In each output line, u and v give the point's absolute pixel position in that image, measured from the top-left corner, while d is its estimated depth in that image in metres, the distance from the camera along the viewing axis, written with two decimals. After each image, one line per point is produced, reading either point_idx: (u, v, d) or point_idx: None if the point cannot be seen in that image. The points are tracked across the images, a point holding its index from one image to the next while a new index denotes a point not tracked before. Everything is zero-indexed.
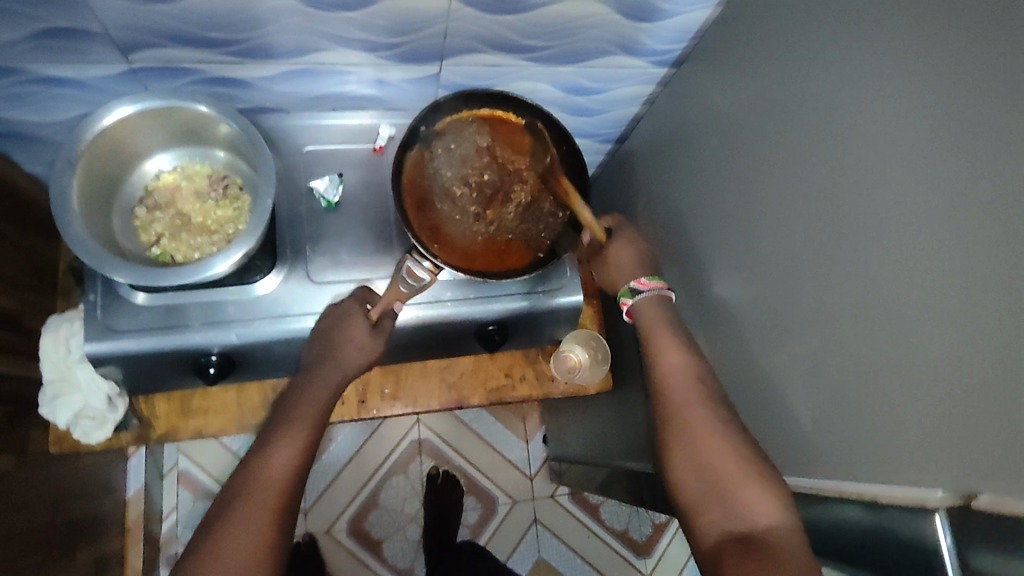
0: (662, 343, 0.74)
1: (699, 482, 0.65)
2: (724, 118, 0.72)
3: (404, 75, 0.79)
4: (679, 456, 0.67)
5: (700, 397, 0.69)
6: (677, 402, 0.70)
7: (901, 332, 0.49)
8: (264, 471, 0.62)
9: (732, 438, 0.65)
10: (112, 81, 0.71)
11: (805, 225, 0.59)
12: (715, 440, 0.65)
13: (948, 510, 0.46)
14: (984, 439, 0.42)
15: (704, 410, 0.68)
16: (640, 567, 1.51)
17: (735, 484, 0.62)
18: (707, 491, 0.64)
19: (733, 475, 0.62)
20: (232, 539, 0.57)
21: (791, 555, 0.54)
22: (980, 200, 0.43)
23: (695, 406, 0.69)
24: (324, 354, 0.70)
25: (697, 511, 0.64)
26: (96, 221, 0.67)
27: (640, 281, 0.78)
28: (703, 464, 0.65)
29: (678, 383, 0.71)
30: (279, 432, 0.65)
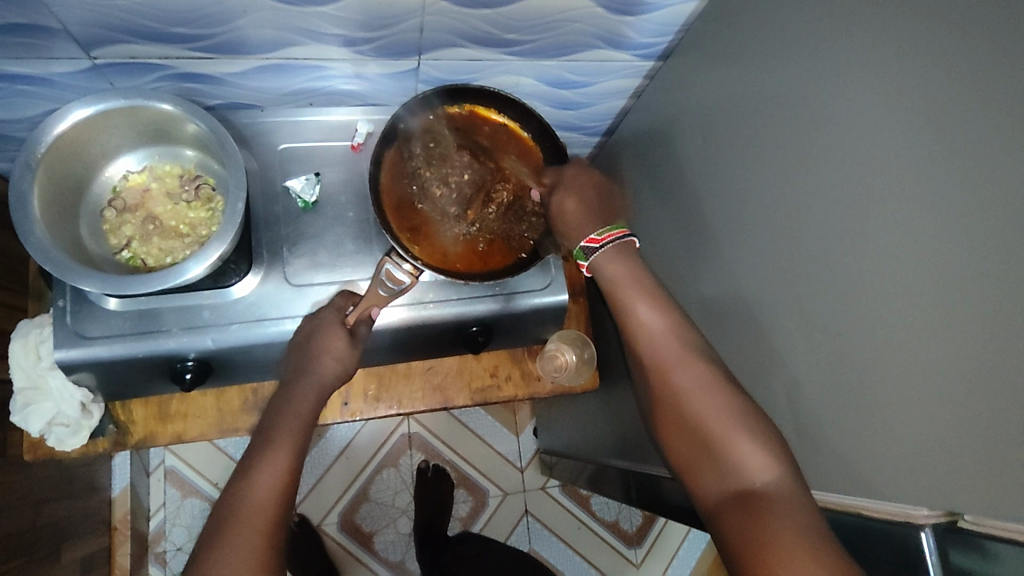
0: (632, 293, 0.67)
1: (690, 443, 0.60)
2: (712, 115, 0.70)
3: (381, 70, 0.76)
4: (669, 418, 0.63)
5: (679, 350, 0.63)
6: (656, 359, 0.64)
7: (891, 345, 0.47)
8: (251, 493, 0.59)
9: (717, 391, 0.59)
10: (77, 78, 0.68)
11: (792, 229, 0.57)
12: (699, 396, 0.60)
13: (934, 529, 0.45)
14: (972, 459, 0.41)
15: (685, 365, 0.62)
16: (631, 557, 1.51)
17: (725, 439, 0.57)
18: (700, 451, 0.59)
19: (722, 430, 0.57)
20: (222, 566, 0.55)
21: (791, 514, 0.50)
22: (972, 212, 0.41)
23: (675, 362, 0.62)
24: (304, 369, 0.69)
25: (693, 473, 0.60)
26: (60, 228, 0.65)
27: (590, 238, 0.68)
28: (691, 423, 0.60)
29: (655, 338, 0.65)
30: (263, 452, 0.63)
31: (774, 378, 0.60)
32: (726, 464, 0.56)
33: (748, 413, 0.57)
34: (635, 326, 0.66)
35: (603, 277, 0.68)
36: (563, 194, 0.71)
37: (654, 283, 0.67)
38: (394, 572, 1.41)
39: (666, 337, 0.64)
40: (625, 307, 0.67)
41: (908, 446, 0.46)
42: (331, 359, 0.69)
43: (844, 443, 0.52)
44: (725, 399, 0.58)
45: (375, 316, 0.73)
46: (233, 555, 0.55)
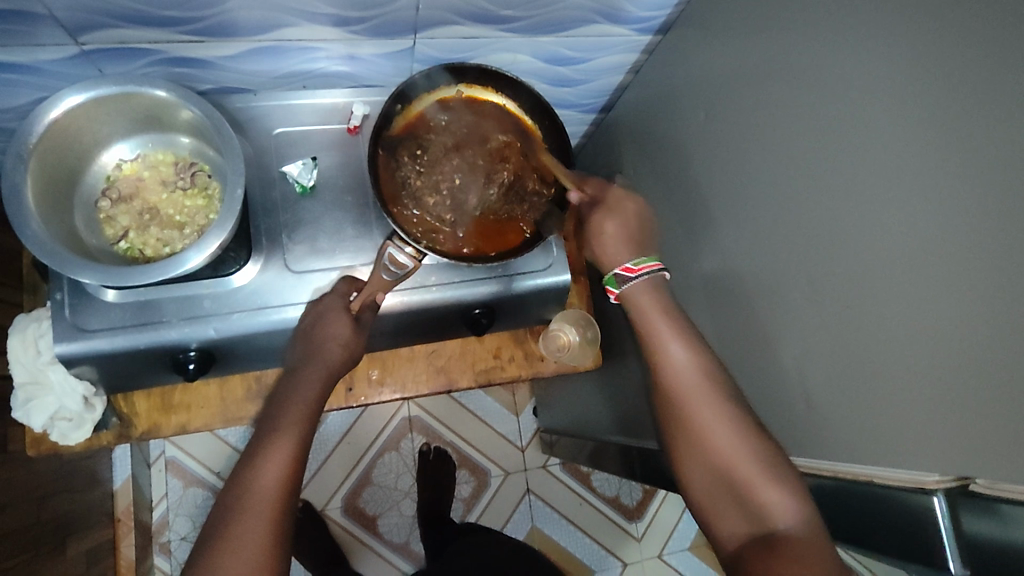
0: (660, 325, 0.66)
1: (711, 482, 0.61)
2: (712, 89, 0.69)
3: (376, 50, 0.74)
4: (688, 454, 0.63)
5: (704, 388, 0.62)
6: (680, 397, 0.63)
7: (894, 315, 0.47)
8: (258, 483, 0.60)
9: (744, 435, 0.59)
10: (65, 65, 0.66)
11: (794, 201, 0.57)
12: (723, 434, 0.60)
13: (946, 493, 0.46)
14: (977, 425, 0.41)
15: (711, 404, 0.61)
16: (632, 532, 1.52)
17: (751, 483, 0.57)
18: (723, 490, 0.60)
19: (747, 473, 0.58)
20: (227, 555, 0.55)
21: (815, 561, 0.50)
22: (978, 179, 0.41)
23: (700, 400, 0.62)
24: (310, 355, 0.68)
25: (711, 510, 0.61)
26: (55, 220, 0.64)
27: (625, 267, 0.69)
28: (713, 464, 0.60)
29: (680, 375, 0.64)
30: (268, 441, 0.63)
31: (776, 351, 0.61)
32: (751, 505, 0.57)
33: (774, 458, 0.58)
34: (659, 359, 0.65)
35: (632, 306, 0.69)
36: (605, 214, 0.71)
37: (681, 319, 0.67)
38: (399, 554, 1.42)
39: (692, 376, 0.63)
40: (653, 339, 0.66)
41: (913, 415, 0.46)
42: (336, 346, 0.69)
43: (848, 414, 0.53)
44: (752, 443, 0.59)
45: (380, 303, 0.73)
46: (237, 546, 0.56)
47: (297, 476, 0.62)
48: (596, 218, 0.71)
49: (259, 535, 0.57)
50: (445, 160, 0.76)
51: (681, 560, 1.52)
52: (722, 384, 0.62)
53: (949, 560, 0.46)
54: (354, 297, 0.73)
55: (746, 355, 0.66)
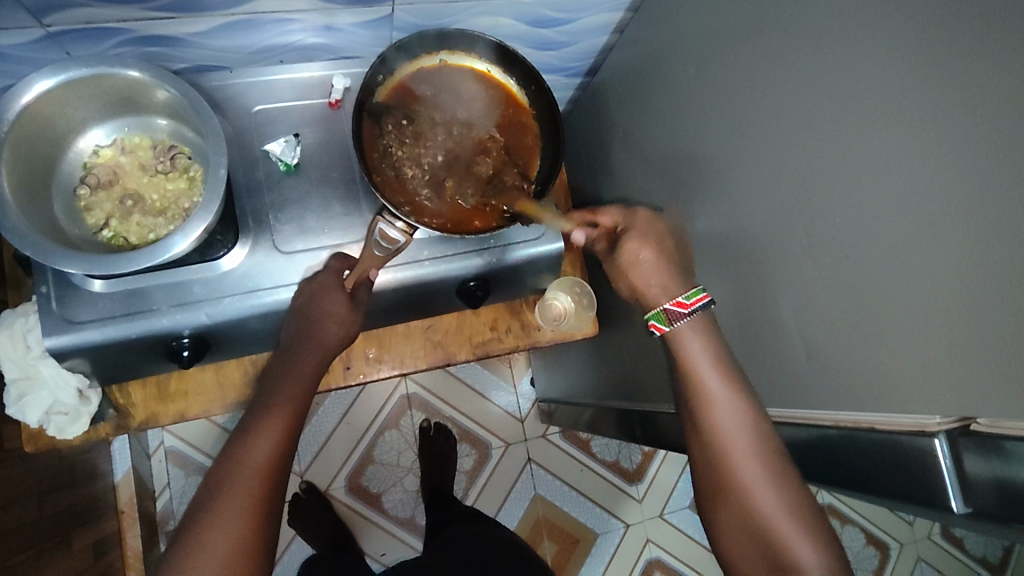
0: (710, 376, 0.65)
1: (741, 532, 0.61)
2: (700, 43, 0.68)
3: (354, 19, 0.72)
4: (723, 508, 0.63)
5: (754, 449, 0.62)
6: (725, 446, 0.63)
7: (892, 262, 0.47)
8: (247, 462, 0.59)
9: (791, 503, 0.59)
10: (31, 49, 0.63)
11: (786, 154, 0.57)
12: (764, 487, 0.60)
13: (946, 434, 0.47)
14: (979, 365, 0.42)
15: (757, 460, 0.61)
16: (634, 494, 1.55)
17: (788, 539, 0.58)
18: (751, 541, 0.61)
19: (784, 531, 0.58)
20: (214, 532, 0.56)
21: None
22: (975, 117, 0.40)
23: (751, 460, 0.61)
24: (307, 333, 0.68)
25: (736, 560, 0.62)
26: (34, 210, 0.62)
27: (677, 302, 0.68)
28: (754, 524, 0.60)
29: (726, 423, 0.63)
30: (261, 418, 0.63)
31: (774, 307, 0.61)
32: (779, 560, 0.58)
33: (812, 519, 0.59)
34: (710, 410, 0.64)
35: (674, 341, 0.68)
36: (635, 241, 0.73)
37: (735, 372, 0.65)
38: (404, 528, 1.44)
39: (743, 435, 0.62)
40: (702, 384, 0.65)
41: (914, 362, 0.46)
42: (331, 323, 0.68)
43: (846, 364, 0.53)
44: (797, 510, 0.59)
45: (374, 279, 0.73)
46: (224, 525, 0.56)
47: (285, 456, 0.62)
48: (632, 246, 0.72)
49: (243, 513, 0.57)
50: (433, 132, 0.75)
51: (682, 518, 1.55)
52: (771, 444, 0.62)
53: (950, 499, 0.48)
54: (348, 274, 0.72)
55: (741, 314, 0.66)
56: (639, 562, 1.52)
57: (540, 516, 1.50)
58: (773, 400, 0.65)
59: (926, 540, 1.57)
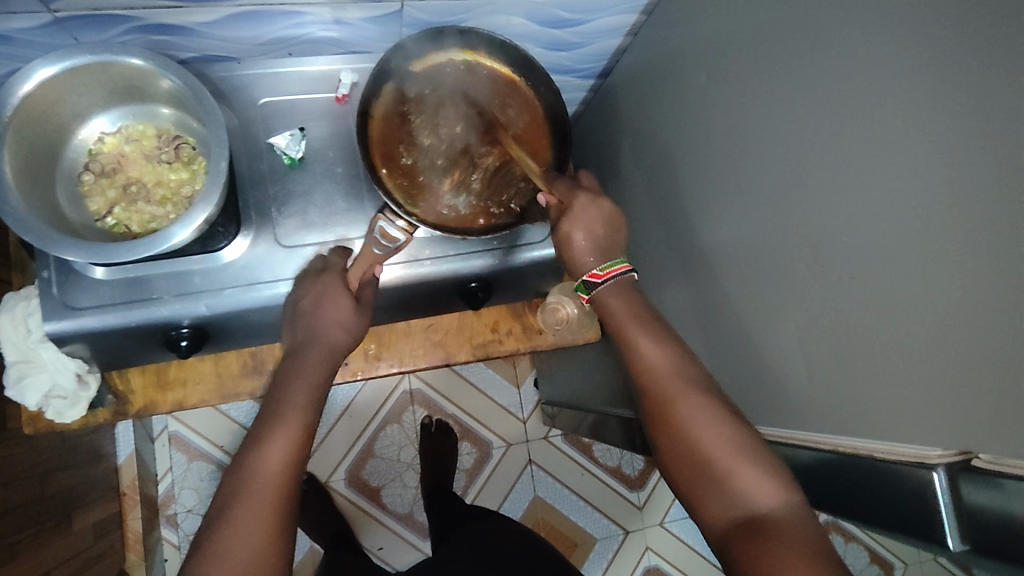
0: (631, 324, 0.63)
1: (689, 472, 0.56)
2: (714, 50, 0.66)
3: (363, 14, 0.71)
4: (677, 462, 0.57)
5: (687, 388, 0.58)
6: (658, 391, 0.59)
7: (898, 285, 0.45)
8: (262, 469, 0.57)
9: (722, 426, 0.56)
10: (39, 34, 0.63)
11: (796, 168, 0.55)
12: (699, 420, 0.56)
13: (947, 468, 0.45)
14: (984, 397, 0.40)
15: (685, 394, 0.58)
16: (633, 500, 1.54)
17: (727, 463, 0.54)
18: (699, 479, 0.55)
19: (724, 457, 0.54)
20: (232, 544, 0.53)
21: (803, 539, 0.48)
22: (988, 142, 0.38)
23: (678, 389, 0.58)
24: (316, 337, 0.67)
25: (695, 504, 0.56)
26: (35, 197, 0.62)
27: (592, 273, 0.67)
28: (692, 458, 0.56)
29: (654, 371, 0.60)
30: (271, 426, 0.60)
31: (777, 324, 0.59)
32: (729, 492, 0.53)
33: (749, 437, 0.55)
34: (636, 351, 0.62)
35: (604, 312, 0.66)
36: (571, 224, 0.67)
37: (653, 317, 0.64)
38: (403, 523, 1.44)
39: (670, 373, 0.60)
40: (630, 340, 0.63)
41: (918, 389, 0.45)
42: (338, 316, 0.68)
43: (850, 388, 0.51)
44: (730, 435, 0.55)
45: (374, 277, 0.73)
46: (242, 535, 0.53)
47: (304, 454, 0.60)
48: (563, 231, 0.68)
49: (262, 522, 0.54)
50: (429, 139, 0.75)
51: (681, 527, 1.53)
52: (693, 372, 0.59)
53: (948, 535, 0.45)
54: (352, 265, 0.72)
55: (743, 329, 0.65)
56: (637, 569, 1.50)
57: (539, 517, 1.49)
58: (771, 419, 0.63)
59: (931, 561, 1.54)
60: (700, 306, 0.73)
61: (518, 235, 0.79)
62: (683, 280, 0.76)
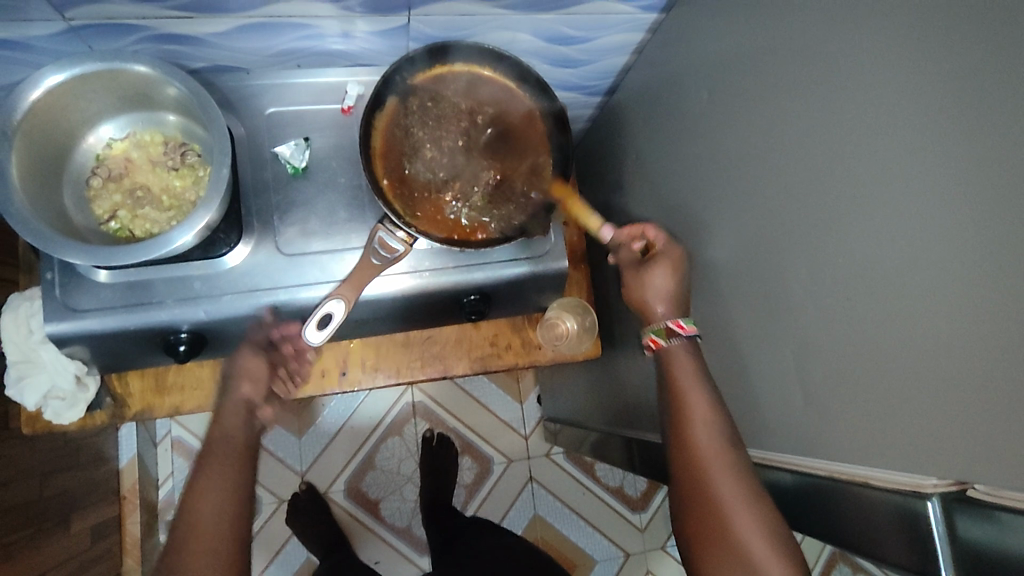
0: (691, 401, 0.65)
1: (718, 555, 0.61)
2: (716, 69, 0.66)
3: (371, 28, 0.72)
4: (708, 543, 0.61)
5: (731, 475, 0.61)
6: (703, 471, 0.63)
7: (897, 308, 0.44)
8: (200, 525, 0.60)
9: (771, 540, 0.58)
10: (56, 41, 0.65)
11: (796, 188, 0.54)
12: (739, 515, 0.60)
13: (942, 497, 0.44)
14: (984, 428, 0.39)
15: (729, 482, 0.61)
16: (635, 522, 1.51)
17: (763, 566, 0.58)
18: (727, 565, 0.60)
19: (759, 557, 0.58)
20: None
21: None
22: (985, 166, 0.38)
23: (737, 509, 0.60)
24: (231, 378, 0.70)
25: None
26: (44, 201, 0.64)
27: (678, 324, 0.70)
28: (745, 571, 0.59)
29: (706, 452, 0.63)
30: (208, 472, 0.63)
31: (774, 346, 0.58)
32: None
33: (784, 539, 0.58)
34: (693, 438, 0.64)
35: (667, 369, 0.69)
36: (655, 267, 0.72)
37: (713, 394, 0.66)
38: (400, 538, 1.42)
39: (716, 453, 0.63)
40: (684, 413, 0.66)
41: (915, 416, 0.44)
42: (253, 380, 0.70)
43: (844, 412, 0.50)
44: (778, 549, 0.58)
45: (388, 289, 0.76)
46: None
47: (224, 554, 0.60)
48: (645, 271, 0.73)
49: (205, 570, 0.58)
50: (432, 152, 0.75)
51: None
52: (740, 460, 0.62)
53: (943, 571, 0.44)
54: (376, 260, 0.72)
55: (740, 350, 0.64)
56: None
57: (539, 536, 1.47)
58: (768, 442, 0.62)
59: None
60: (697, 325, 0.73)
61: (519, 250, 0.79)
62: (684, 298, 0.76)
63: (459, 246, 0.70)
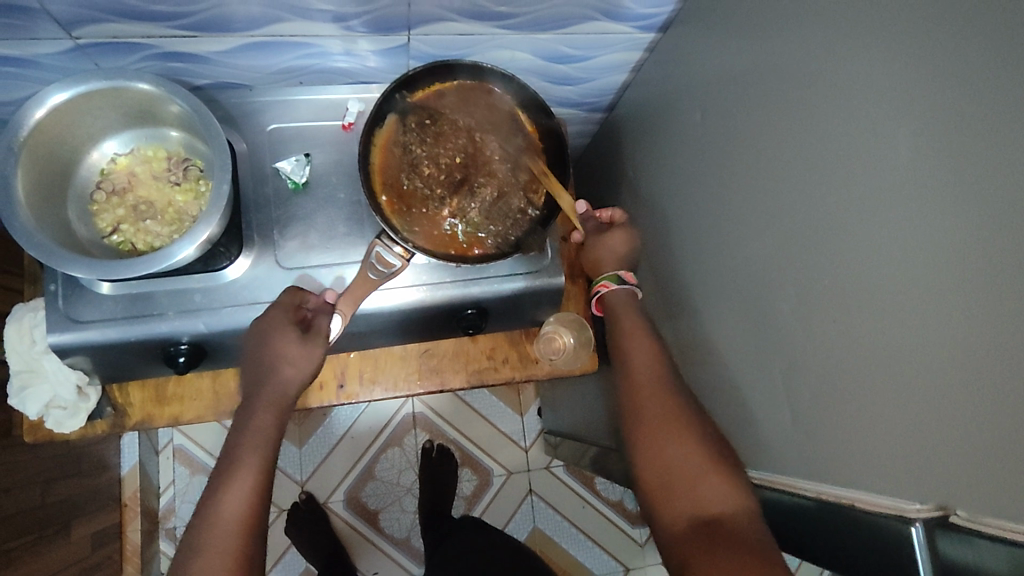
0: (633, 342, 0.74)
1: (654, 469, 0.64)
2: (711, 90, 0.67)
3: (372, 46, 0.73)
4: (646, 462, 0.65)
5: (666, 399, 0.68)
6: (643, 400, 0.69)
7: (885, 331, 0.45)
8: (222, 511, 0.63)
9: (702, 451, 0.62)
10: (63, 59, 0.66)
11: (787, 210, 0.55)
12: (674, 432, 0.65)
13: (925, 523, 0.43)
14: (972, 456, 0.39)
15: (665, 406, 0.67)
16: (635, 536, 1.51)
17: (695, 473, 0.61)
18: (664, 477, 0.62)
19: (692, 466, 0.61)
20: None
21: (750, 538, 0.54)
22: (970, 194, 0.38)
23: (672, 426, 0.65)
24: (261, 379, 0.70)
25: (655, 500, 0.62)
26: (48, 215, 0.65)
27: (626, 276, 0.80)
28: (680, 479, 0.61)
29: (647, 383, 0.70)
30: (232, 464, 0.66)
31: (765, 366, 0.58)
32: (693, 495, 0.60)
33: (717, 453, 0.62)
34: (635, 373, 0.72)
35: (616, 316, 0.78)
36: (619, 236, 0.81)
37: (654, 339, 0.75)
38: (400, 549, 1.42)
39: (655, 384, 0.70)
40: (627, 353, 0.74)
41: (902, 440, 0.44)
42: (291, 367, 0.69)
43: (834, 434, 0.51)
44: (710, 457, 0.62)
45: (385, 302, 0.76)
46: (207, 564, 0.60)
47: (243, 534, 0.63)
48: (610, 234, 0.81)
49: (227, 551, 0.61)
50: (429, 169, 0.76)
51: None
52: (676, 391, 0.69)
53: None
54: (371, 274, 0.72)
55: (731, 369, 0.64)
56: None
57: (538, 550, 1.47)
58: (760, 462, 0.62)
59: None
60: (691, 343, 0.73)
61: (516, 266, 0.79)
62: (678, 315, 0.76)
63: (456, 261, 0.71)
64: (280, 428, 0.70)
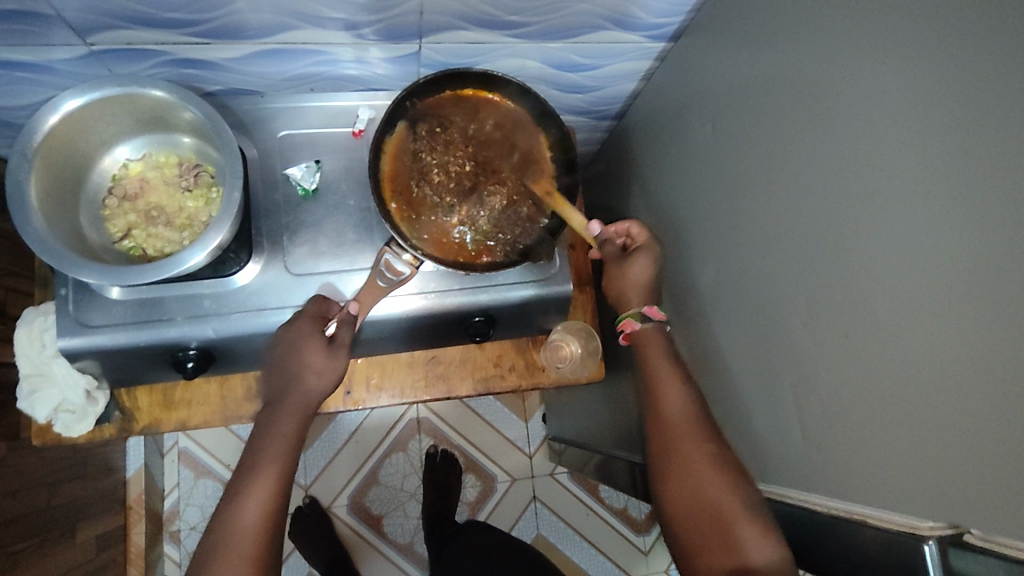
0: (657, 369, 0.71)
1: (687, 512, 0.62)
2: (722, 100, 0.67)
3: (384, 54, 0.74)
4: (678, 504, 0.63)
5: (693, 435, 0.66)
6: (670, 434, 0.67)
7: (896, 347, 0.44)
8: (240, 520, 0.63)
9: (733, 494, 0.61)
10: (77, 65, 0.67)
11: (799, 222, 0.54)
12: (704, 472, 0.63)
13: (938, 540, 0.43)
14: (985, 474, 0.39)
15: (693, 443, 0.65)
16: (639, 545, 1.50)
17: (728, 519, 0.59)
18: (697, 521, 0.61)
19: (725, 511, 0.60)
20: None
21: None
22: (983, 210, 0.38)
23: (704, 467, 0.63)
24: (283, 388, 0.70)
25: (689, 543, 0.62)
26: (60, 220, 0.65)
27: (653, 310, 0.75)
28: (712, 524, 0.60)
29: (674, 418, 0.67)
30: (252, 475, 0.66)
31: (775, 379, 0.58)
32: (728, 543, 0.58)
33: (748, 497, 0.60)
34: (660, 406, 0.69)
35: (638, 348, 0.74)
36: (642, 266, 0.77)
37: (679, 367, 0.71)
38: (403, 554, 1.42)
39: (681, 418, 0.67)
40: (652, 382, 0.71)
41: (913, 456, 0.44)
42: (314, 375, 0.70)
43: (844, 449, 0.50)
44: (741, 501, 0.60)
45: (393, 309, 0.76)
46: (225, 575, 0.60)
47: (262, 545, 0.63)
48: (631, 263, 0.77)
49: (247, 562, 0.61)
50: (439, 176, 0.76)
51: None
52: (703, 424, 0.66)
53: None
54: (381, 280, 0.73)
55: (741, 380, 0.64)
56: None
57: None
58: (769, 474, 0.62)
59: None
60: (699, 353, 0.73)
61: (525, 274, 0.79)
62: (687, 325, 0.76)
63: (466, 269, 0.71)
64: (302, 436, 0.71)
